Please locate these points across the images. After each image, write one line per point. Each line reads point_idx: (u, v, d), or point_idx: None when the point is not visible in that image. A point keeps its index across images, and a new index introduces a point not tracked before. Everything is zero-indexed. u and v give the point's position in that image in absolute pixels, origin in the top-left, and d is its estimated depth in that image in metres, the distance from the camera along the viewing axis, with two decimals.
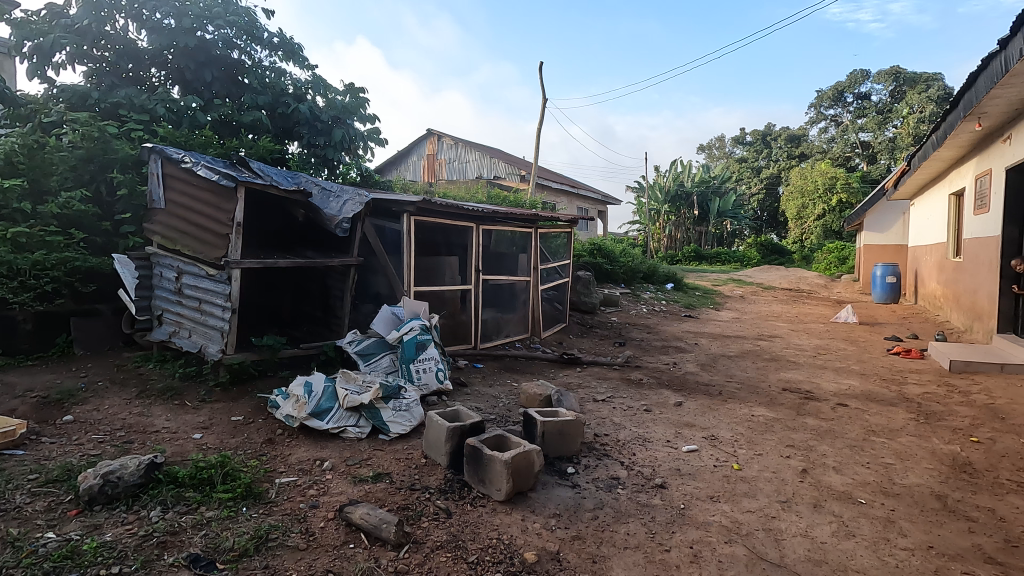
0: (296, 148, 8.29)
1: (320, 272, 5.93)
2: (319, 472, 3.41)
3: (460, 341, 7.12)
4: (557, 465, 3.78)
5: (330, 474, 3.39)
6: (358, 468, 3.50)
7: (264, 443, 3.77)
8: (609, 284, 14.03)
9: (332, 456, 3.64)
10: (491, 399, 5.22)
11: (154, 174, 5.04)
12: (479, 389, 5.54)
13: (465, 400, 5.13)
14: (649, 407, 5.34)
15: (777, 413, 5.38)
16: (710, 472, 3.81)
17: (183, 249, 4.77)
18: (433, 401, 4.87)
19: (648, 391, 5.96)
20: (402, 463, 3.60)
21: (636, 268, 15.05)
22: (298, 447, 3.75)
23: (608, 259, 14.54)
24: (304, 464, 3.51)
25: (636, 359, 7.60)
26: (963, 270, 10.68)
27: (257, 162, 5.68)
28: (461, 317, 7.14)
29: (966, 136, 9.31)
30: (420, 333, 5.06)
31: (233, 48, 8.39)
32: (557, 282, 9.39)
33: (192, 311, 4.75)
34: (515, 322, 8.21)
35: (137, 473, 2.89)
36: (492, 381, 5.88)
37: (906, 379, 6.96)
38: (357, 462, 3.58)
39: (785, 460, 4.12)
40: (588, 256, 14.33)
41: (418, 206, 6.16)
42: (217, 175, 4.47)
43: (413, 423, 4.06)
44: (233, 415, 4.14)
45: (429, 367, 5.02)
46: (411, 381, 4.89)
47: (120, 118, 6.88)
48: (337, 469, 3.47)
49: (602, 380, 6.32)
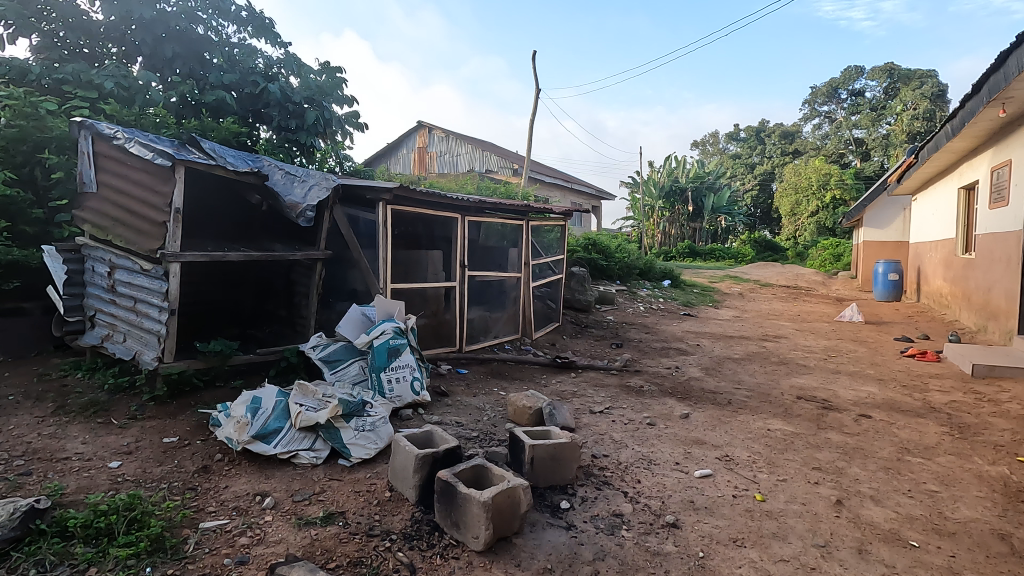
0: (267, 132, 7.60)
1: (285, 266, 5.28)
2: (257, 512, 2.79)
3: (444, 343, 6.51)
4: (548, 499, 3.17)
5: (269, 515, 2.76)
6: (307, 506, 2.88)
7: (197, 472, 3.14)
8: (604, 280, 13.44)
9: (278, 489, 3.02)
10: (474, 411, 4.62)
11: (84, 153, 4.33)
12: (462, 399, 4.92)
13: (445, 413, 4.51)
14: (652, 420, 4.74)
15: (795, 426, 4.80)
16: (729, 506, 3.21)
17: (116, 240, 4.11)
18: (407, 416, 4.23)
19: (650, 401, 5.37)
20: (362, 497, 2.98)
21: (632, 264, 14.45)
22: (238, 477, 3.12)
23: (603, 254, 13.95)
24: (241, 501, 2.88)
25: (635, 363, 7.02)
26: (975, 267, 10.17)
27: (207, 141, 4.98)
28: (444, 317, 6.53)
29: (985, 123, 8.77)
30: (394, 338, 4.45)
31: (197, 22, 7.64)
32: (550, 278, 8.76)
33: (127, 312, 4.09)
34: (504, 321, 7.59)
35: (10, 524, 2.27)
36: (477, 389, 5.26)
37: (927, 385, 6.40)
38: (306, 497, 2.95)
39: (814, 487, 3.54)
40: (582, 251, 13.72)
41: (395, 193, 5.53)
42: (151, 152, 3.81)
43: (379, 445, 3.45)
44: (165, 436, 3.51)
45: (404, 376, 4.40)
46: (381, 392, 4.27)
47: (65, 95, 6.14)
48: (280, 508, 2.85)
49: (599, 387, 5.73)
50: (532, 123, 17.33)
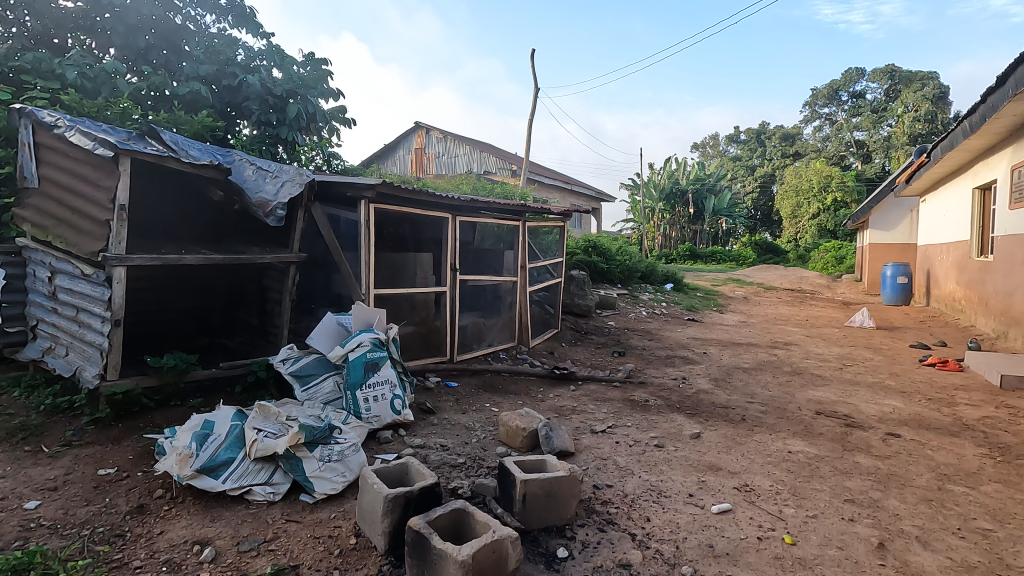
0: (247, 128, 7.12)
1: (255, 270, 4.81)
2: (191, 569, 2.31)
3: (433, 353, 6.04)
4: (542, 544, 2.71)
5: (206, 572, 2.29)
6: (254, 558, 2.41)
7: (129, 513, 2.66)
8: (604, 284, 12.96)
9: (222, 535, 2.55)
10: (462, 432, 4.15)
11: (24, 143, 3.83)
12: (450, 418, 4.45)
13: (429, 434, 4.04)
14: (660, 442, 4.26)
15: (819, 448, 4.33)
16: (754, 552, 2.74)
17: (55, 241, 3.65)
18: (385, 438, 3.77)
19: (656, 418, 4.89)
20: (322, 545, 2.51)
21: (634, 266, 13.99)
22: (177, 520, 2.65)
23: (604, 257, 13.49)
24: (174, 552, 2.41)
25: (639, 373, 6.55)
26: (993, 270, 9.72)
27: (169, 132, 4.52)
28: (434, 324, 6.08)
29: (1005, 120, 8.34)
30: (372, 350, 3.98)
31: (173, 11, 7.11)
32: (548, 282, 8.29)
33: (69, 322, 3.65)
34: (499, 328, 7.12)
35: None
36: (467, 406, 4.79)
37: (954, 398, 5.94)
38: (255, 546, 2.48)
39: (849, 526, 3.07)
40: (581, 254, 13.26)
41: (378, 191, 5.08)
42: (92, 141, 3.34)
43: (347, 478, 2.99)
44: (100, 466, 3.04)
45: (383, 394, 3.93)
46: (357, 412, 3.81)
47: (23, 85, 5.68)
48: (221, 561, 2.37)
49: (601, 402, 5.26)
50: (530, 122, 16.89)
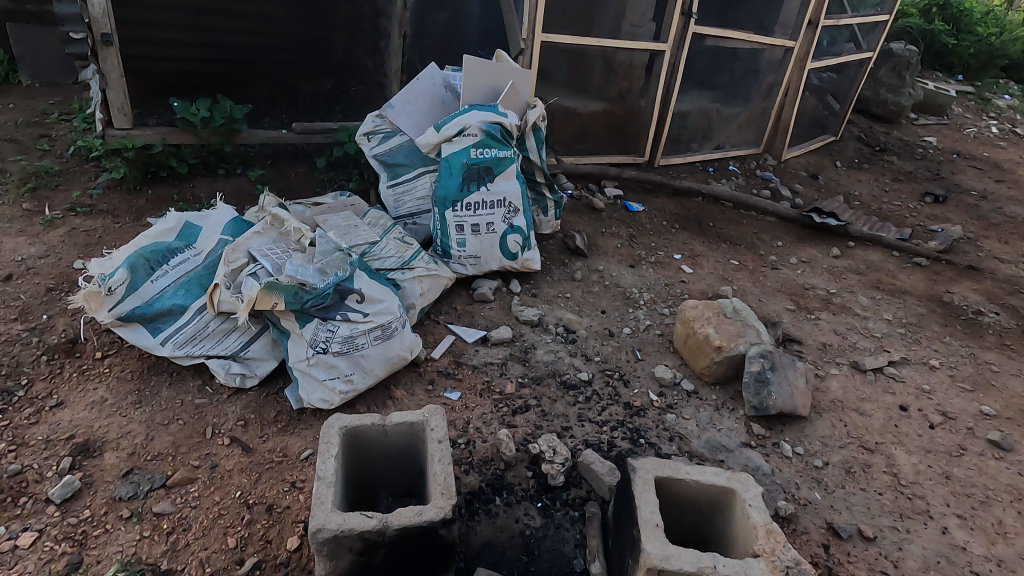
0: None
1: None
2: (17, 527, 1.34)
3: (625, 149, 4.09)
4: None
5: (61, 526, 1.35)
6: (143, 519, 1.38)
7: (48, 353, 1.77)
8: (934, 72, 8.38)
9: (134, 440, 1.55)
10: (616, 307, 2.48)
11: None
12: (609, 270, 2.75)
13: (560, 299, 2.46)
14: (1003, 434, 2.08)
15: None
16: None
17: None
18: (480, 296, 2.31)
19: (994, 363, 2.54)
20: (257, 530, 1.38)
21: (1001, 48, 8.69)
22: (94, 388, 1.68)
23: (953, 25, 8.49)
24: (50, 460, 1.48)
25: (968, 245, 3.76)
26: None
27: None
28: (636, 105, 3.96)
29: None
30: (479, 147, 2.28)
31: None
32: (848, 56, 5.05)
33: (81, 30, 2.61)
34: (742, 123, 4.61)
35: None
36: (644, 254, 2.99)
37: None
38: (157, 487, 1.44)
39: None
40: (912, 15, 8.48)
41: None
42: None
43: (354, 387, 1.70)
44: (82, 255, 2.17)
45: (490, 225, 2.33)
46: (445, 246, 2.34)
47: None
48: (94, 507, 1.39)
49: (883, 298, 2.94)
50: None
